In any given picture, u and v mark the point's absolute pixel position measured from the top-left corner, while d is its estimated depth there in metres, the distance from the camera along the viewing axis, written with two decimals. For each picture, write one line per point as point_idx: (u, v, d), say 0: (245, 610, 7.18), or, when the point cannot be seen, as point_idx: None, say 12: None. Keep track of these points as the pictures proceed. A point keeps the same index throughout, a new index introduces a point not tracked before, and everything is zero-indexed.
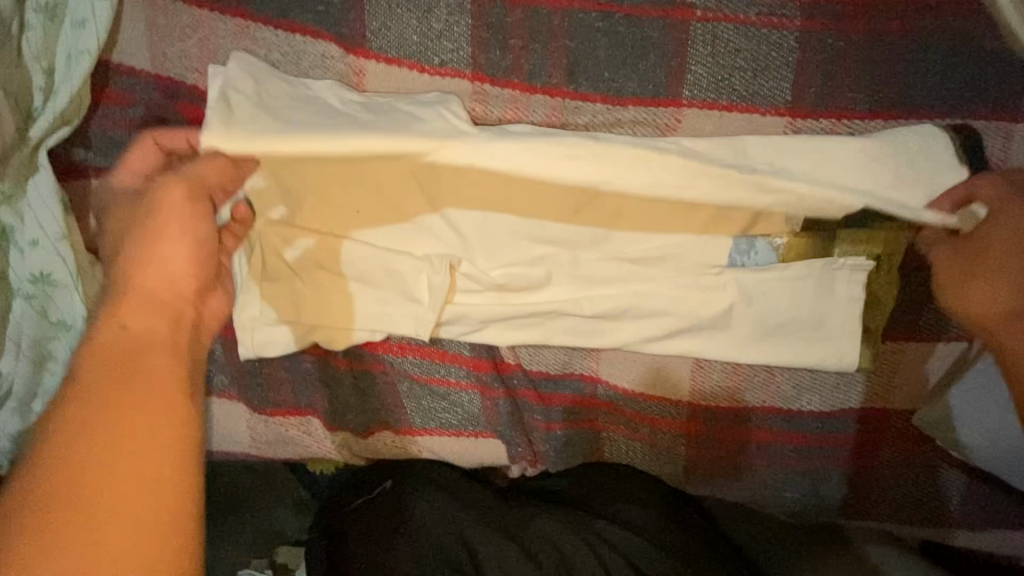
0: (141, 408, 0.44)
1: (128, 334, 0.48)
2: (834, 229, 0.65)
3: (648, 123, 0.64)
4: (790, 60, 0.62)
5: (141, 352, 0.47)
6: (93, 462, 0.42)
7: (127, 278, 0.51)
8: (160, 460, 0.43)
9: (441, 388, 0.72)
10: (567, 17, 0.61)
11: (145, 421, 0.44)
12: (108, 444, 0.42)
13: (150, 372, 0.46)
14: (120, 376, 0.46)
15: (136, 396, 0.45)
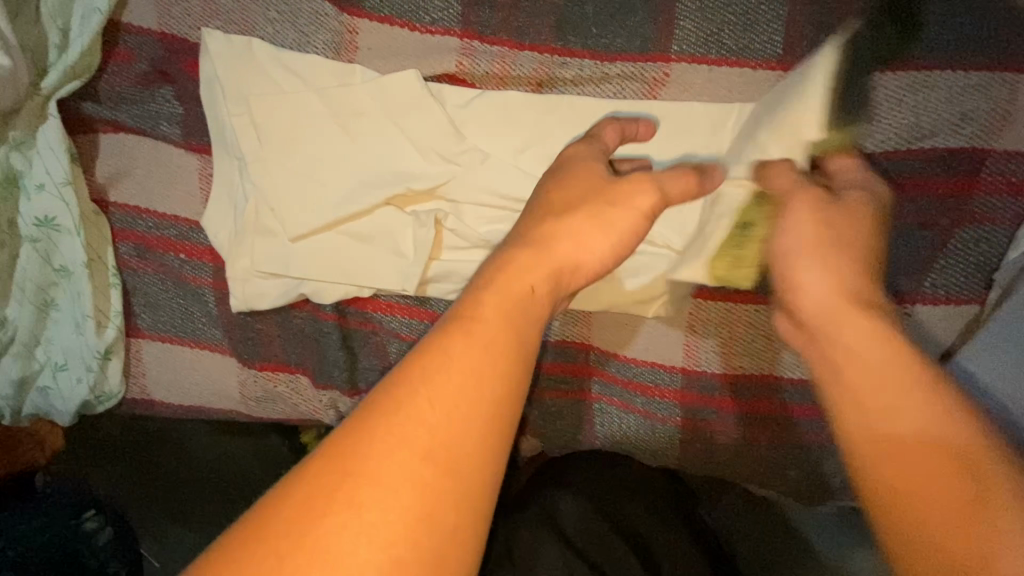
0: (470, 390, 0.37)
1: (523, 307, 0.42)
2: None
3: (637, 77, 0.64)
4: (780, 12, 0.61)
5: (511, 347, 0.40)
6: (417, 426, 0.36)
7: (552, 235, 0.47)
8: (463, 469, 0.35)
9: None
10: None
11: (468, 409, 0.37)
12: (438, 413, 0.36)
13: (501, 358, 0.39)
14: (473, 342, 0.38)
15: (478, 387, 0.37)
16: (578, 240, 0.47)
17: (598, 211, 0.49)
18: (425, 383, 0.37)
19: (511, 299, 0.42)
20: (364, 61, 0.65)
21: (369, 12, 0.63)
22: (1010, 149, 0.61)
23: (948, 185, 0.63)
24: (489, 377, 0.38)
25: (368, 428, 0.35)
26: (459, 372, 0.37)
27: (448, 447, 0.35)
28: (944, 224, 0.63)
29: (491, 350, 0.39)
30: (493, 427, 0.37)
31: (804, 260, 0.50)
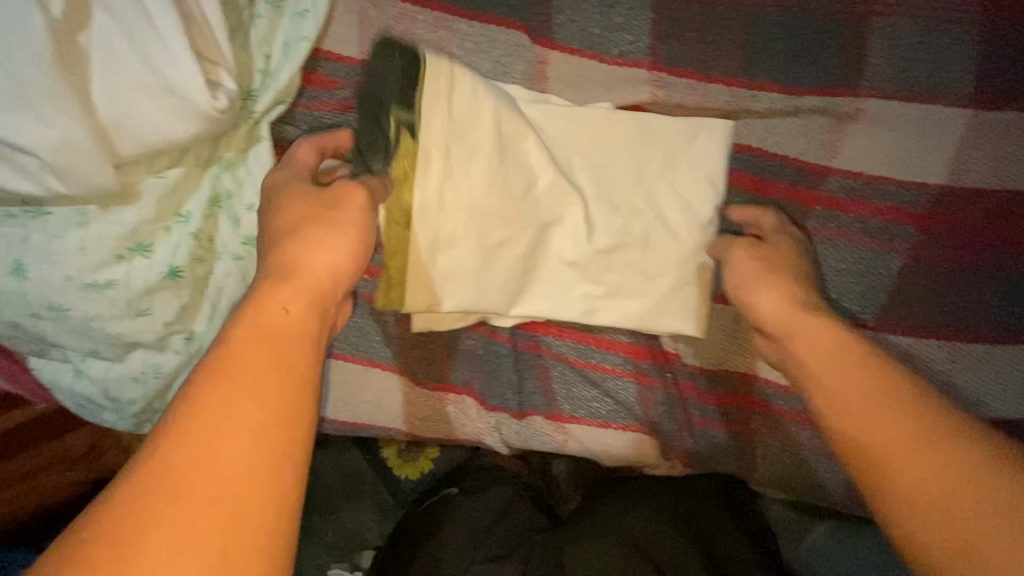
0: (227, 419, 0.38)
1: (270, 329, 0.43)
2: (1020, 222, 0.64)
3: (824, 111, 0.65)
4: (976, 51, 0.62)
5: (259, 372, 0.40)
6: (181, 470, 0.36)
7: (293, 258, 0.49)
8: (232, 489, 0.36)
9: (596, 374, 0.71)
10: (747, 10, 0.64)
11: (225, 440, 0.37)
12: (197, 453, 0.36)
13: (250, 381, 0.40)
14: (228, 375, 0.40)
15: (220, 417, 0.38)
16: (309, 262, 0.49)
17: (331, 217, 0.52)
18: (175, 432, 0.37)
19: (280, 327, 0.44)
20: (553, 92, 0.67)
21: (562, 44, 0.65)
22: None
23: None
24: (235, 403, 0.39)
25: (131, 492, 0.35)
26: (241, 397, 0.39)
27: (227, 468, 0.36)
28: None
29: (237, 380, 0.40)
30: (280, 437, 0.39)
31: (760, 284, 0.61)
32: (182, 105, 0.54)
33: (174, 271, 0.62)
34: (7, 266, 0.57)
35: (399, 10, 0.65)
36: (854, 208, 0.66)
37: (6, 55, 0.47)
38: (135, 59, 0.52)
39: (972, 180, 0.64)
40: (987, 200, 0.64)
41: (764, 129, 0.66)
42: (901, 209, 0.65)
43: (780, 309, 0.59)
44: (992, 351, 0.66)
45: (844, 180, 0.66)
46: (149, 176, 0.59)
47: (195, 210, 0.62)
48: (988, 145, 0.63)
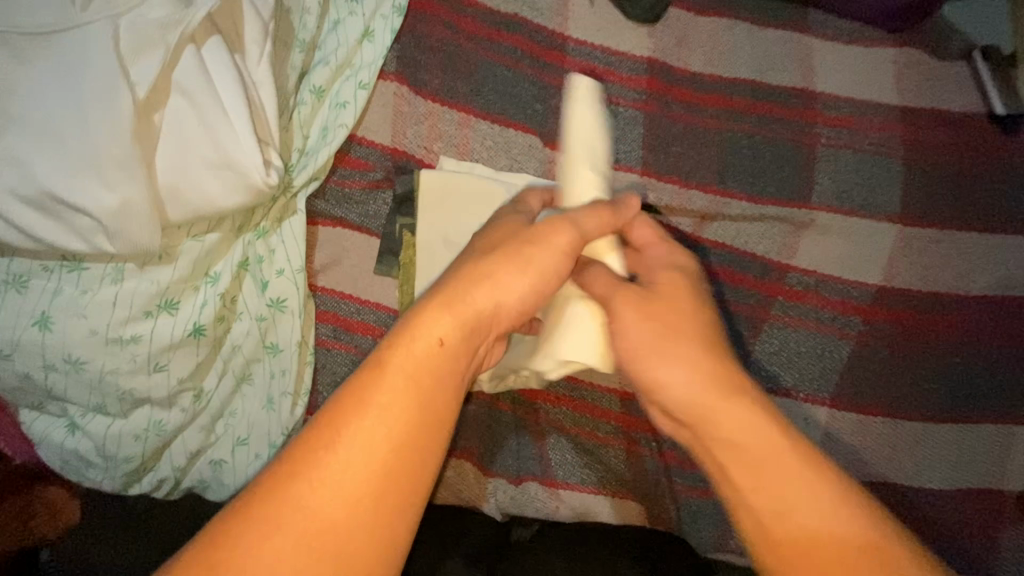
0: (369, 442, 0.41)
1: (422, 363, 0.45)
2: (943, 317, 0.77)
3: (784, 219, 0.78)
4: (896, 181, 0.78)
5: (399, 405, 0.43)
6: (325, 472, 0.40)
7: (471, 279, 0.49)
8: (365, 507, 0.40)
9: (589, 441, 0.76)
10: (721, 133, 0.79)
11: (364, 461, 0.41)
12: (341, 464, 0.41)
13: (395, 414, 0.43)
14: (368, 408, 0.42)
15: (366, 437, 0.41)
16: (487, 292, 0.49)
17: (523, 256, 0.51)
18: (326, 437, 0.41)
19: (427, 361, 0.45)
20: None
21: None
22: None
23: None
24: (375, 430, 0.42)
25: (284, 476, 0.40)
26: (372, 437, 0.42)
27: (349, 492, 0.40)
28: None
29: (385, 410, 0.43)
30: (401, 475, 0.42)
31: (663, 355, 0.53)
32: (234, 178, 0.59)
33: (198, 329, 0.64)
34: (33, 318, 0.58)
35: (430, 108, 0.75)
36: (811, 298, 0.77)
37: (93, 122, 0.53)
38: (200, 136, 0.57)
39: (902, 282, 0.77)
40: (913, 299, 0.77)
41: (736, 228, 0.78)
42: (846, 302, 0.77)
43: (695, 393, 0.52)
44: (928, 428, 0.76)
45: (802, 277, 0.77)
46: (189, 239, 0.63)
47: (224, 272, 0.65)
48: (911, 255, 0.77)
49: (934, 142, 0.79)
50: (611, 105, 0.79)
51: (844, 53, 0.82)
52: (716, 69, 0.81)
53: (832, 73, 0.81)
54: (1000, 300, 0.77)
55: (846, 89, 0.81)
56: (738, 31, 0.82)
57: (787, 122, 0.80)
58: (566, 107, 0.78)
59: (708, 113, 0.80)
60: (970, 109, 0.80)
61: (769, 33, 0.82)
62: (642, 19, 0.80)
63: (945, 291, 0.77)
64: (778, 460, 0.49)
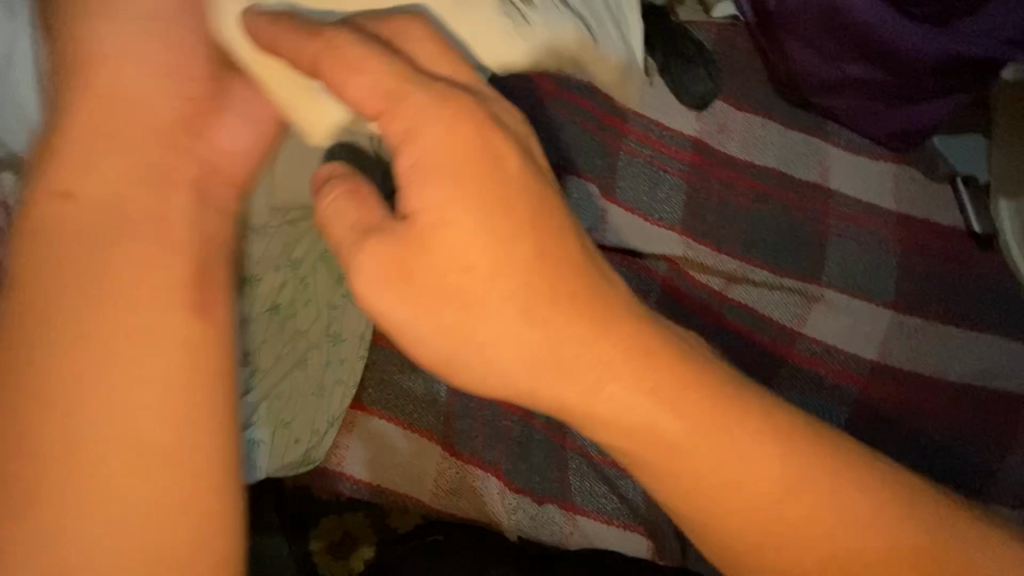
0: (106, 361, 0.38)
1: (113, 265, 0.40)
2: (927, 397, 0.87)
3: (798, 291, 0.88)
4: (892, 273, 0.91)
5: (126, 303, 0.40)
6: (50, 394, 0.37)
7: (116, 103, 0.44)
8: (112, 443, 0.37)
9: (611, 472, 0.80)
10: (750, 210, 0.91)
11: (90, 376, 0.38)
12: (88, 394, 0.37)
13: (123, 312, 0.39)
14: (62, 321, 0.38)
15: (70, 354, 0.38)
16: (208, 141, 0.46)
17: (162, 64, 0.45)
18: (36, 362, 0.38)
19: (74, 228, 0.41)
20: (610, 234, 0.86)
21: (621, 202, 0.87)
22: None
23: (1007, 419, 0.87)
24: (92, 344, 0.38)
25: (70, 444, 0.37)
26: (161, 376, 0.39)
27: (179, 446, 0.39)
28: (1001, 444, 0.87)
29: (105, 311, 0.39)
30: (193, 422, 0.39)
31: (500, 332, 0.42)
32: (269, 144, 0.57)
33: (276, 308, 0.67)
34: None
35: None
36: (816, 363, 0.86)
37: None
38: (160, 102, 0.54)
39: (894, 361, 0.87)
40: (902, 377, 0.87)
41: (757, 292, 0.87)
42: (846, 372, 0.87)
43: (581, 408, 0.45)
44: None
45: (811, 344, 0.87)
46: None
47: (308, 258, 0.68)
48: (902, 338, 0.88)
49: (922, 246, 0.93)
50: (660, 171, 0.90)
51: (854, 161, 0.96)
52: (750, 156, 0.94)
53: (845, 176, 0.95)
54: (975, 388, 0.87)
55: (855, 190, 0.95)
56: (769, 128, 0.96)
57: (804, 210, 0.92)
58: (621, 167, 0.89)
59: (740, 192, 0.92)
60: (950, 224, 0.95)
61: (793, 134, 0.96)
62: (692, 104, 0.94)
63: (929, 374, 0.87)
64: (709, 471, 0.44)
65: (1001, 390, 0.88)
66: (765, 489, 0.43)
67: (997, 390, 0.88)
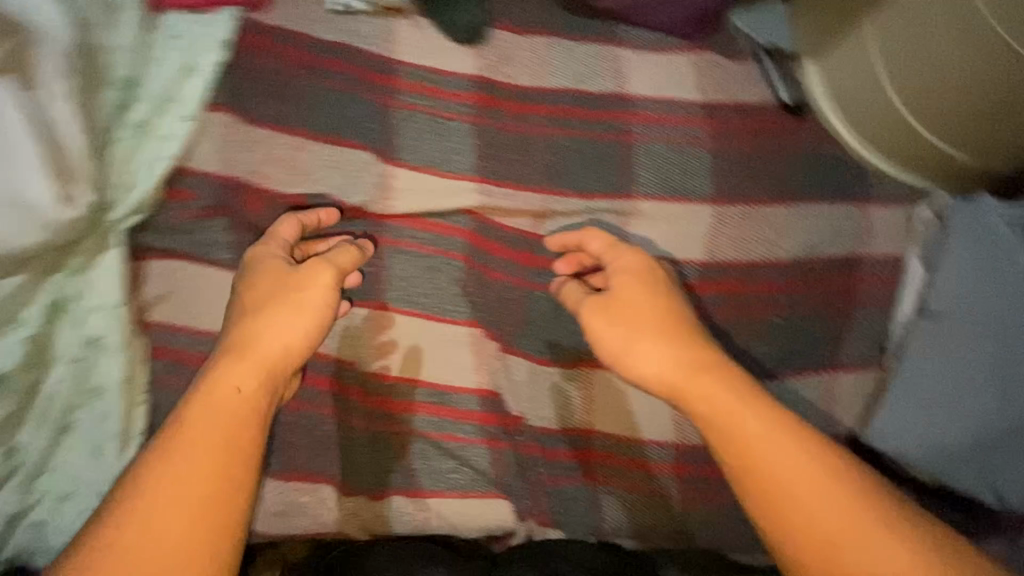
0: (192, 446, 0.57)
1: (221, 403, 0.60)
2: (764, 280, 0.84)
3: (612, 212, 0.84)
4: (705, 168, 0.87)
5: (214, 419, 0.59)
6: (153, 485, 0.55)
7: (257, 287, 0.67)
8: (202, 474, 0.56)
9: (451, 446, 0.77)
10: (549, 138, 0.85)
11: (198, 452, 0.57)
12: (167, 476, 0.56)
13: (226, 417, 0.59)
14: (191, 425, 0.58)
15: (191, 442, 0.58)
16: (266, 336, 0.64)
17: (296, 304, 0.66)
18: (172, 451, 0.57)
19: (222, 400, 0.60)
20: (397, 200, 0.77)
21: (405, 162, 0.79)
22: (875, 253, 0.86)
23: (848, 284, 0.85)
24: (201, 437, 0.58)
25: (159, 489, 0.55)
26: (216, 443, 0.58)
27: (177, 517, 0.54)
28: (843, 309, 0.85)
29: (208, 414, 0.59)
30: (223, 477, 0.57)
31: (636, 348, 0.67)
32: None
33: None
34: None
35: (262, 135, 0.76)
36: None
37: None
38: None
39: (724, 259, 0.84)
40: (736, 270, 0.84)
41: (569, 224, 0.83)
42: (678, 281, 0.83)
43: (664, 373, 0.66)
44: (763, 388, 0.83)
45: None
46: None
47: (33, 315, 0.63)
48: (727, 231, 0.85)
49: (730, 133, 0.89)
50: (444, 120, 0.82)
51: (650, 60, 0.90)
52: (540, 80, 0.87)
53: (644, 79, 0.89)
54: (808, 263, 0.85)
55: (657, 89, 0.89)
56: (557, 46, 0.88)
57: (605, 124, 0.86)
58: (398, 124, 0.81)
59: (535, 121, 0.85)
60: (761, 100, 0.91)
61: (584, 46, 0.89)
62: (464, 40, 0.85)
63: (760, 259, 0.85)
64: (809, 478, 0.57)
65: (836, 256, 0.85)
66: (798, 491, 0.57)
67: (833, 255, 0.85)
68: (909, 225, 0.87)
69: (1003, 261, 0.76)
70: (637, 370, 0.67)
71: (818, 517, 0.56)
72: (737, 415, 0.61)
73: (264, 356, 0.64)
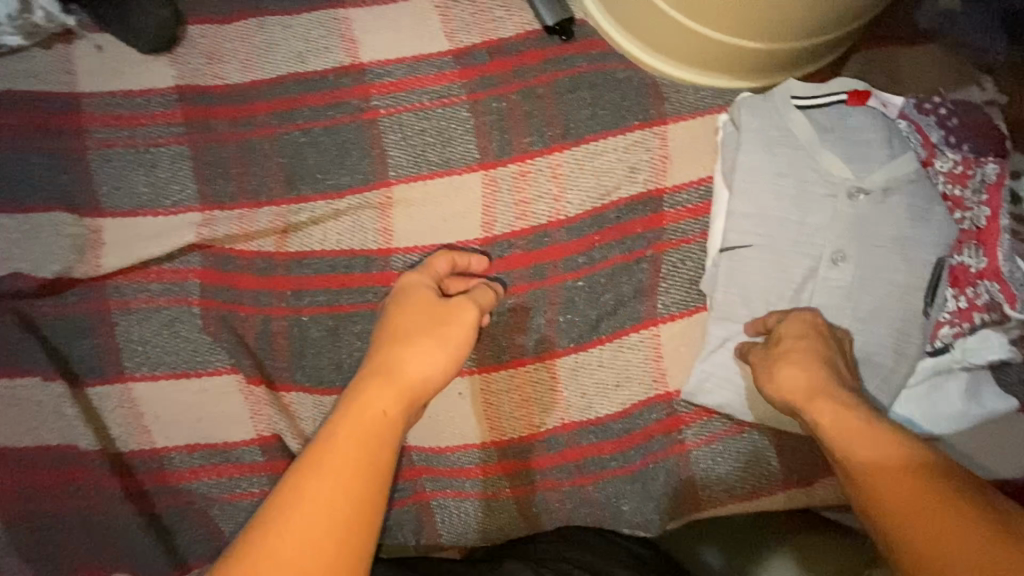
0: (329, 491, 0.46)
1: (365, 421, 0.51)
2: (556, 241, 0.74)
3: (367, 207, 0.73)
4: (467, 127, 0.75)
5: (363, 446, 0.49)
6: (291, 515, 0.45)
7: (407, 314, 0.60)
8: (320, 526, 0.45)
9: (246, 501, 0.69)
10: (277, 138, 0.74)
11: (316, 498, 0.46)
12: (312, 510, 0.45)
13: (343, 456, 0.48)
14: (322, 465, 0.48)
15: (315, 480, 0.47)
16: (411, 365, 0.56)
17: (440, 335, 0.59)
18: (300, 485, 0.47)
19: (369, 421, 0.51)
20: (108, 256, 0.69)
21: (112, 210, 0.70)
22: (679, 182, 0.74)
23: (655, 222, 0.73)
24: (316, 479, 0.47)
25: (253, 542, 0.44)
26: (322, 495, 0.46)
27: (322, 523, 0.45)
28: (652, 252, 0.73)
29: (338, 453, 0.48)
30: (349, 543, 0.45)
31: (779, 364, 0.60)
32: None
33: None
34: None
35: None
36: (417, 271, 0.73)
37: None
38: None
39: (504, 227, 0.74)
40: (521, 239, 0.74)
41: (322, 232, 0.73)
42: None
43: (799, 387, 0.57)
44: (579, 361, 0.74)
45: (407, 256, 0.73)
46: None
47: None
48: (506, 196, 0.74)
49: (489, 78, 0.76)
50: (149, 148, 0.72)
51: (381, 16, 0.77)
52: (255, 74, 0.75)
53: (377, 40, 0.77)
54: (607, 209, 0.74)
55: (393, 49, 0.76)
56: (267, 28, 0.76)
57: (340, 105, 0.75)
58: (96, 168, 0.71)
59: (259, 124, 0.74)
60: (519, 31, 0.77)
61: (301, 19, 0.77)
62: (153, 48, 0.74)
63: (546, 219, 0.74)
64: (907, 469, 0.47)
65: (635, 192, 0.74)
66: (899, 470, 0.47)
67: (633, 193, 0.74)
68: (711, 136, 0.74)
69: (797, 162, 0.65)
70: (776, 382, 0.59)
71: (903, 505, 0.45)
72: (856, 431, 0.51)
73: (412, 386, 0.55)
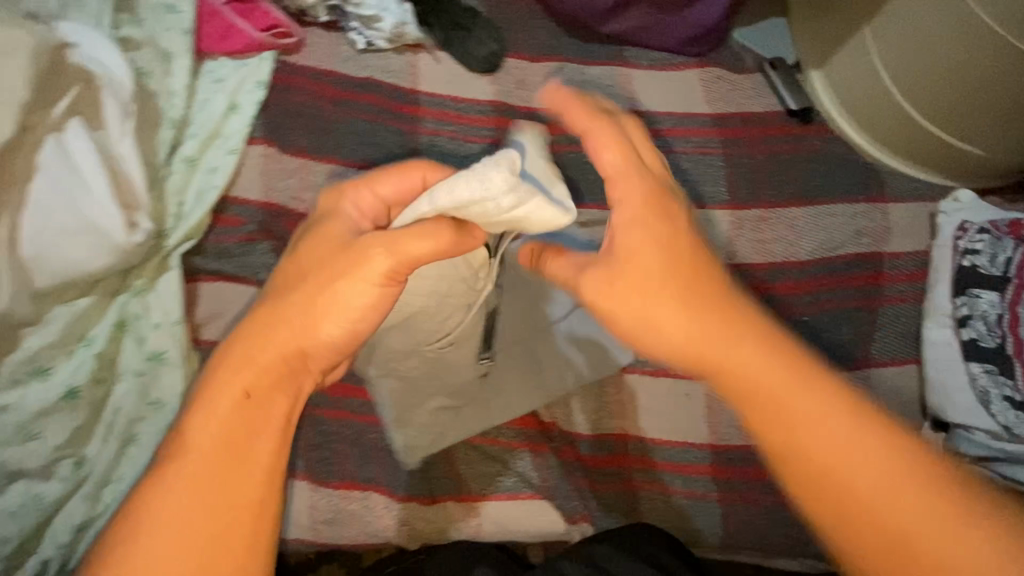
0: (192, 506, 0.49)
1: (245, 420, 0.53)
2: (789, 277, 0.85)
3: None
4: (720, 174, 0.90)
5: (212, 462, 0.50)
6: (158, 533, 0.48)
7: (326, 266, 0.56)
8: (205, 532, 0.48)
9: (495, 448, 0.80)
10: (565, 155, 0.90)
11: (184, 511, 0.49)
12: (176, 522, 0.48)
13: (218, 464, 0.51)
14: (167, 479, 0.50)
15: (189, 491, 0.50)
16: (324, 325, 0.55)
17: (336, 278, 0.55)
18: (163, 498, 0.49)
19: (239, 421, 0.52)
20: None
21: None
22: (897, 251, 0.87)
23: (875, 278, 0.86)
24: (193, 487, 0.50)
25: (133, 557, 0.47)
26: (174, 503, 0.49)
27: (180, 537, 0.48)
28: (870, 303, 0.84)
29: (206, 467, 0.50)
30: (232, 546, 0.49)
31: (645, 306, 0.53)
32: None
33: (72, 392, 0.66)
34: None
35: (301, 163, 0.83)
36: None
37: None
38: None
39: (746, 258, 0.86)
40: (761, 271, 0.86)
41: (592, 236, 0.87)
42: None
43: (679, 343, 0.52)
44: None
45: None
46: (61, 305, 0.67)
47: (100, 334, 0.69)
48: (749, 232, 0.87)
49: (741, 139, 0.92)
50: (466, 143, 0.89)
51: (658, 78, 0.95)
52: None
53: (653, 95, 0.94)
54: (834, 259, 0.86)
55: (665, 105, 0.93)
56: (567, 71, 0.94)
57: None
58: (424, 151, 0.88)
59: (552, 140, 0.90)
60: (768, 109, 0.94)
61: (593, 69, 0.95)
62: (481, 69, 0.92)
63: (781, 259, 0.86)
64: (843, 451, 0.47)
65: (861, 251, 0.86)
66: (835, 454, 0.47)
67: (859, 252, 0.86)
68: (931, 220, 0.88)
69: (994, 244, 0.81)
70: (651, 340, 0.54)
71: (873, 497, 0.46)
72: (803, 423, 0.48)
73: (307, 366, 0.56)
